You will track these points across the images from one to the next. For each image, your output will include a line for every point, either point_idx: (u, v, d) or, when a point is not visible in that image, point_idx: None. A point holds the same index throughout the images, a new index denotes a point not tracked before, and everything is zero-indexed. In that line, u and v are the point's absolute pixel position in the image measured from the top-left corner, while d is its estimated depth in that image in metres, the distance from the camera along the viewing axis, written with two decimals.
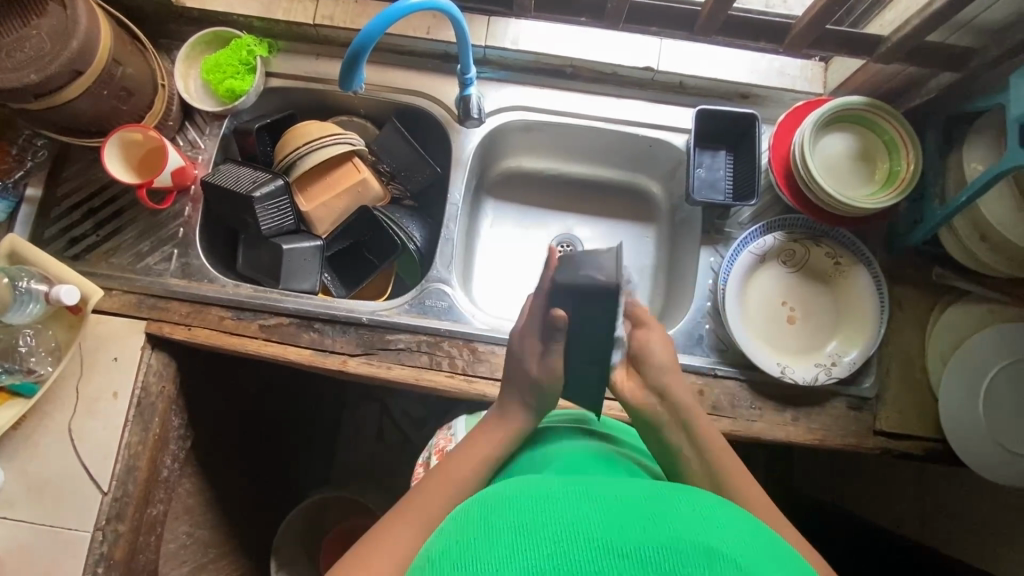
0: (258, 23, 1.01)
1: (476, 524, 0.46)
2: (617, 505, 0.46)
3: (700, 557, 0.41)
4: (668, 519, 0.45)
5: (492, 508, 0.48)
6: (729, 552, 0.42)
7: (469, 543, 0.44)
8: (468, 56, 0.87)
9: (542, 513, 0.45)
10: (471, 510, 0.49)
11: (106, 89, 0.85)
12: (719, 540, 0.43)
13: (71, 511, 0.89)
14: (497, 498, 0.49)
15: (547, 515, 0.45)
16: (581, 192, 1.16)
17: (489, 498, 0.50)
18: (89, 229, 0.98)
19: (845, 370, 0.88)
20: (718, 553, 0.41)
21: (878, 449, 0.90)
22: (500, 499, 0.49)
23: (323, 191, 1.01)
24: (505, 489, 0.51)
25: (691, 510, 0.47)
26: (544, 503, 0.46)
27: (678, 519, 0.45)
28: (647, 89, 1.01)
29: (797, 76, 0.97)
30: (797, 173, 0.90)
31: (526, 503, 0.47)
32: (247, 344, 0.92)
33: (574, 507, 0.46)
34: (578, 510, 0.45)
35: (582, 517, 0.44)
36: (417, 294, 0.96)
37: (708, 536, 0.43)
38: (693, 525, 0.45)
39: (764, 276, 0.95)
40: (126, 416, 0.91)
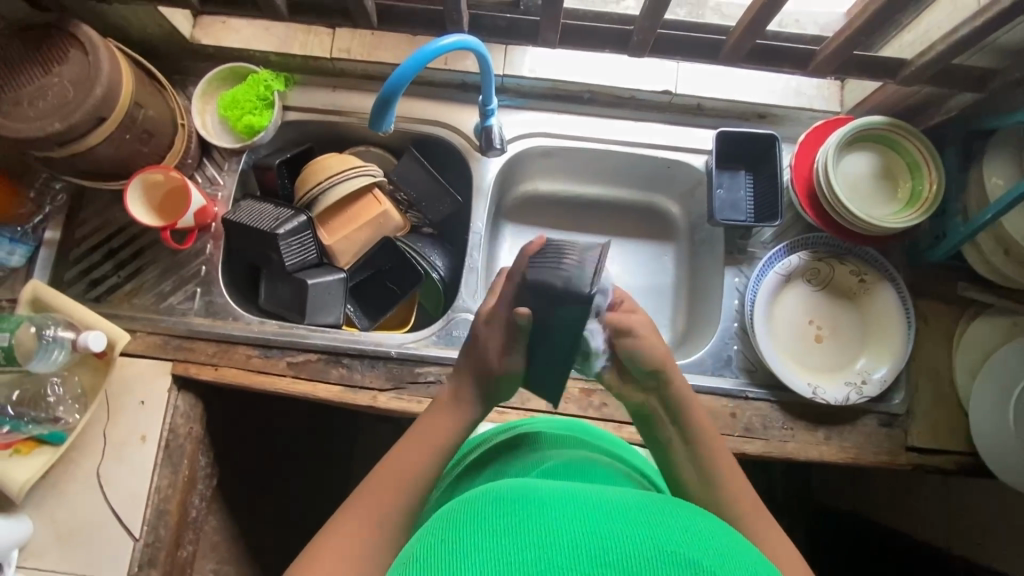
0: (275, 58, 1.01)
1: (452, 532, 0.43)
2: (604, 513, 0.44)
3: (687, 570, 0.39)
4: (656, 529, 0.43)
5: (469, 514, 0.45)
6: (718, 564, 0.40)
7: (448, 543, 0.42)
8: (491, 88, 0.87)
9: (524, 519, 0.43)
10: (448, 517, 0.47)
11: (129, 133, 0.84)
12: (706, 553, 0.41)
13: (102, 558, 0.88)
14: (476, 503, 0.47)
15: (528, 522, 0.42)
16: (598, 214, 1.17)
17: (467, 503, 0.48)
18: (110, 270, 0.98)
19: (876, 388, 0.89)
20: (705, 564, 0.40)
21: (911, 464, 0.91)
22: (480, 503, 0.47)
23: (345, 223, 1.01)
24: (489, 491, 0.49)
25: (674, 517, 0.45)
26: (527, 509, 0.44)
27: (666, 527, 0.43)
28: (665, 112, 1.02)
29: (814, 95, 0.98)
30: (833, 189, 0.87)
31: (508, 508, 0.45)
32: (275, 382, 0.92)
33: (557, 513, 0.43)
34: (564, 516, 0.43)
35: (565, 524, 0.42)
36: (444, 325, 0.95)
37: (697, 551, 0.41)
38: (680, 535, 0.43)
39: (789, 295, 0.95)
40: (155, 459, 0.90)
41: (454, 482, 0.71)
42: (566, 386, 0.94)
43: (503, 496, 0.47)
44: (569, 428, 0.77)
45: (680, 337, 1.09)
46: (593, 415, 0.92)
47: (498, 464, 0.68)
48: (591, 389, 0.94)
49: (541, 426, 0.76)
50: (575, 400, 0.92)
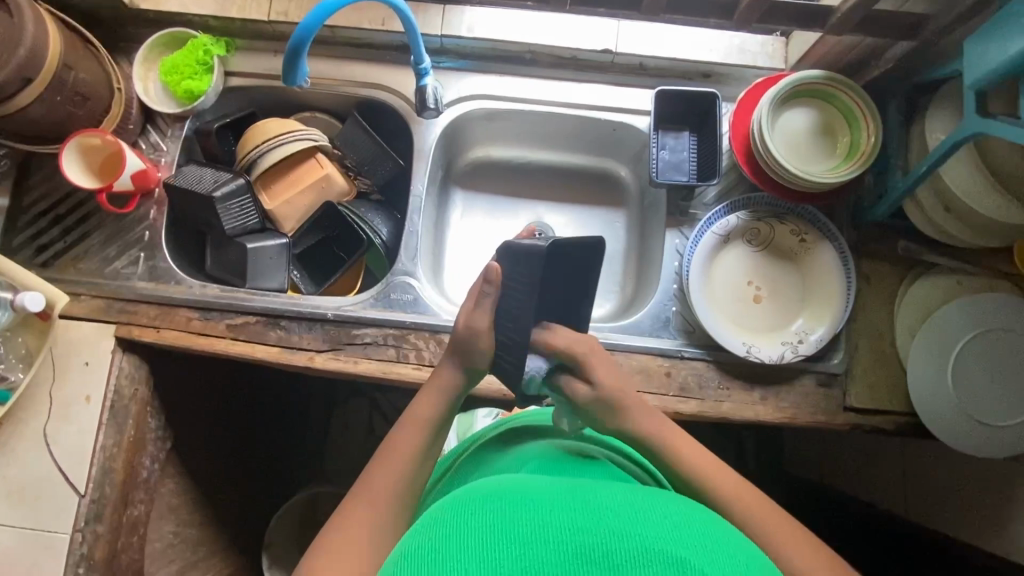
0: (214, 23, 1.01)
1: (448, 525, 0.45)
2: (593, 508, 0.45)
3: (672, 568, 0.39)
4: (645, 525, 0.43)
5: (463, 509, 0.47)
6: (704, 559, 0.41)
7: (438, 541, 0.43)
8: (420, 46, 0.86)
9: (513, 512, 0.45)
10: (445, 511, 0.48)
11: (59, 95, 0.84)
12: (692, 548, 0.42)
13: (50, 514, 0.90)
14: (471, 499, 0.49)
15: (514, 518, 0.44)
16: (550, 180, 1.16)
17: (455, 505, 0.49)
18: (56, 235, 0.99)
19: (812, 348, 0.88)
20: (693, 562, 0.40)
21: (848, 424, 0.90)
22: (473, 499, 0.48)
23: (286, 188, 1.01)
24: (476, 490, 0.51)
25: (661, 513, 0.46)
26: (511, 506, 0.46)
27: (654, 523, 0.44)
28: (607, 72, 1.00)
29: (758, 52, 0.96)
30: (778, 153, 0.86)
31: (497, 505, 0.46)
32: (214, 344, 0.93)
33: (543, 509, 0.45)
34: (553, 512, 0.44)
35: (552, 521, 0.43)
36: (382, 288, 0.96)
37: (687, 545, 0.42)
38: (665, 530, 0.43)
39: (728, 255, 0.94)
40: (100, 419, 0.92)
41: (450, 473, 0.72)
42: None
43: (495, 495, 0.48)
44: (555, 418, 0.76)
45: (628, 302, 1.08)
46: None
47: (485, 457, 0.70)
48: None
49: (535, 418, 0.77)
50: None
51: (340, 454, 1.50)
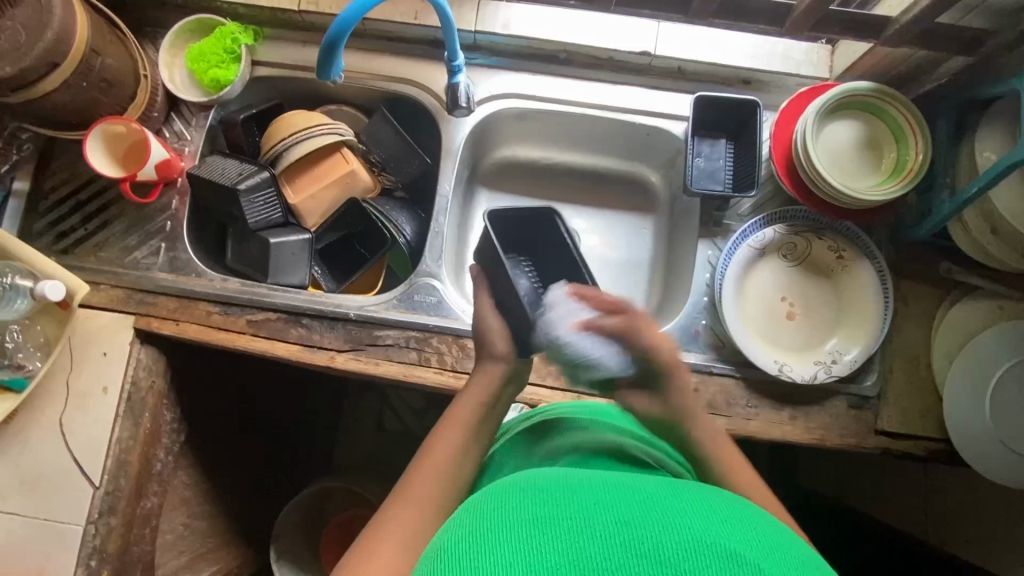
0: (243, 10, 0.98)
1: (489, 520, 0.44)
2: (639, 500, 0.44)
3: (726, 562, 0.38)
4: (695, 516, 0.42)
5: (503, 502, 0.46)
6: (760, 557, 0.39)
7: (478, 535, 0.42)
8: (456, 43, 0.84)
9: (555, 507, 0.43)
10: (486, 503, 0.47)
11: (85, 80, 0.83)
12: (744, 542, 0.40)
13: (63, 504, 0.90)
14: (512, 491, 0.47)
15: (558, 511, 0.43)
16: (578, 183, 1.13)
17: (494, 496, 0.48)
18: (78, 223, 0.98)
19: (846, 369, 0.85)
20: (748, 556, 0.38)
21: (879, 448, 0.87)
22: (514, 491, 0.47)
23: (311, 183, 0.99)
24: (517, 480, 0.50)
25: (710, 505, 0.44)
26: (552, 498, 0.44)
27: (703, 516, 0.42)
28: (644, 75, 0.97)
29: (802, 60, 0.93)
30: (818, 151, 0.85)
31: (539, 498, 0.45)
32: (234, 339, 0.91)
33: (586, 503, 0.43)
34: (596, 506, 0.43)
35: (597, 516, 0.42)
36: (406, 289, 0.94)
37: (738, 538, 0.40)
38: (714, 522, 0.42)
39: (763, 270, 0.91)
40: (116, 411, 0.91)
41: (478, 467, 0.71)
42: None
43: (534, 488, 0.47)
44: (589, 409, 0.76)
45: (654, 312, 1.06)
46: (552, 384, 0.89)
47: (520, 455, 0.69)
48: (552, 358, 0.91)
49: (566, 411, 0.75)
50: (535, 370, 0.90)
51: (350, 449, 1.49)
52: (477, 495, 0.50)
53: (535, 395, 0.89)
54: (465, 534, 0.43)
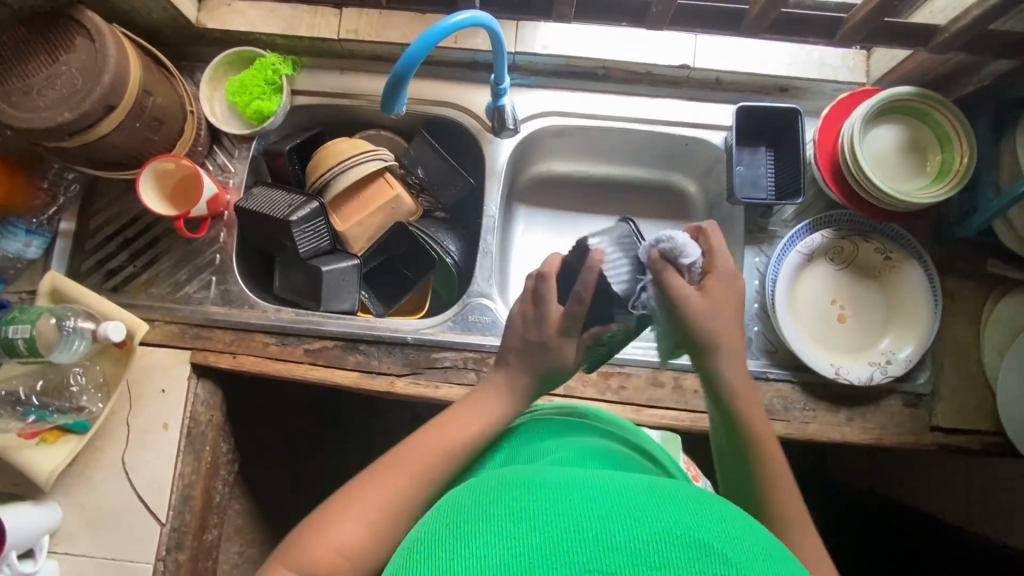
0: (281, 41, 0.99)
1: (466, 515, 0.42)
2: (610, 495, 0.43)
3: (696, 553, 0.37)
4: (666, 509, 0.41)
5: (477, 498, 0.45)
6: (732, 548, 0.38)
7: (452, 528, 0.41)
8: (503, 66, 0.84)
9: (534, 499, 0.42)
10: (466, 499, 0.46)
11: (138, 121, 0.83)
12: (718, 533, 0.39)
13: (131, 543, 0.90)
14: (493, 489, 0.46)
15: (535, 503, 0.41)
16: (613, 194, 1.14)
17: (472, 492, 0.47)
18: (126, 260, 0.98)
19: (901, 368, 0.87)
20: (718, 547, 0.37)
21: (936, 445, 0.89)
22: (494, 489, 0.46)
23: (356, 209, 1.00)
24: (497, 479, 0.48)
25: (686, 499, 0.43)
26: (526, 492, 0.43)
27: (676, 509, 0.41)
28: (681, 87, 0.99)
29: (838, 66, 0.94)
30: (862, 150, 0.87)
31: (517, 491, 0.44)
32: (292, 369, 0.92)
33: (562, 497, 0.42)
34: (570, 499, 0.42)
35: (570, 510, 0.40)
36: (459, 310, 0.95)
37: (710, 531, 0.39)
38: (685, 513, 0.40)
39: (812, 274, 0.93)
40: (177, 447, 0.92)
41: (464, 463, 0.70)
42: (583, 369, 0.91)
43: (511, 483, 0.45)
44: (576, 411, 0.76)
45: None
46: (610, 398, 0.90)
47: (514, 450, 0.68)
48: (609, 372, 0.92)
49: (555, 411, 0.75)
50: (593, 385, 0.91)
51: None
52: (455, 494, 0.49)
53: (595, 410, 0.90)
54: (441, 528, 0.42)
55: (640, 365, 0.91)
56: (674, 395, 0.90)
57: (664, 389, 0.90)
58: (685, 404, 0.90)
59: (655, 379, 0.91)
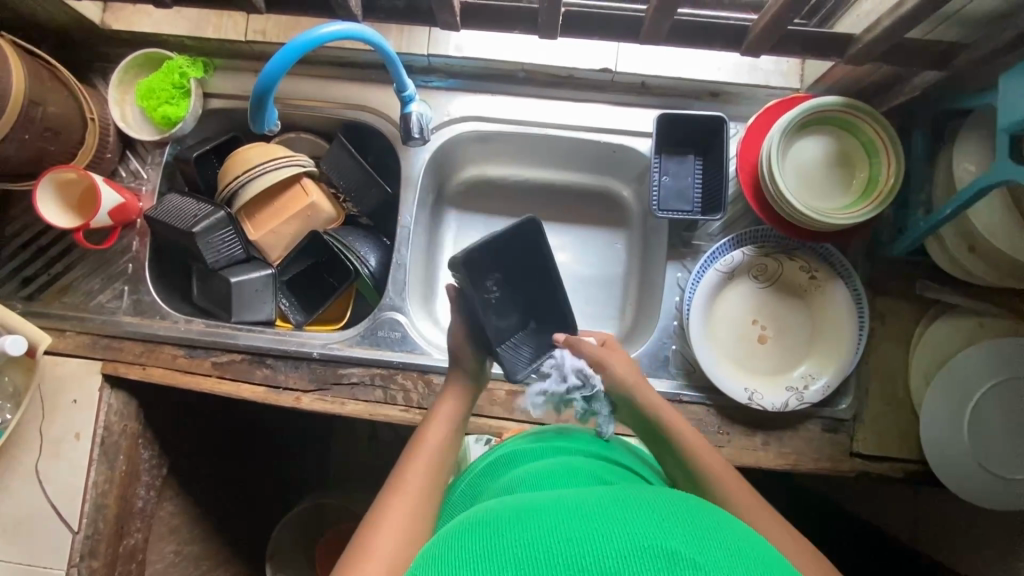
0: (190, 42, 0.95)
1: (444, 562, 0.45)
2: (574, 514, 0.45)
3: (664, 561, 0.40)
4: (631, 522, 0.44)
5: (448, 549, 0.46)
6: (695, 548, 0.42)
7: None
8: (402, 73, 0.80)
9: (497, 542, 0.44)
10: (439, 547, 0.48)
11: (28, 132, 0.81)
12: (682, 539, 0.42)
13: (43, 550, 0.91)
14: (464, 531, 0.48)
15: (503, 544, 0.44)
16: (547, 200, 1.11)
17: (441, 542, 0.48)
18: (40, 268, 0.97)
19: (818, 395, 0.83)
20: (684, 552, 0.41)
21: (855, 472, 0.86)
22: (464, 531, 0.48)
23: (271, 217, 0.97)
24: (463, 523, 0.50)
25: (648, 508, 0.46)
26: (495, 531, 0.46)
27: (639, 521, 0.44)
28: (607, 91, 0.93)
29: (772, 70, 0.88)
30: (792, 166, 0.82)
31: (483, 532, 0.46)
32: (200, 382, 0.91)
33: (530, 525, 0.45)
34: (534, 529, 0.44)
35: (534, 539, 0.43)
36: (370, 325, 0.92)
37: (678, 537, 0.43)
38: (652, 523, 0.44)
39: (732, 293, 0.88)
40: (90, 457, 0.92)
41: (450, 505, 0.68)
42: (492, 388, 0.89)
43: (479, 524, 0.48)
44: (542, 434, 0.72)
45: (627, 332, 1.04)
46: (519, 417, 0.88)
47: (483, 487, 0.66)
48: (519, 391, 0.89)
49: (522, 438, 0.73)
50: (502, 403, 0.89)
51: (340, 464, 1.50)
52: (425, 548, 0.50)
53: (503, 430, 0.88)
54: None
55: None
56: None
57: (574, 409, 0.88)
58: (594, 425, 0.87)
59: None
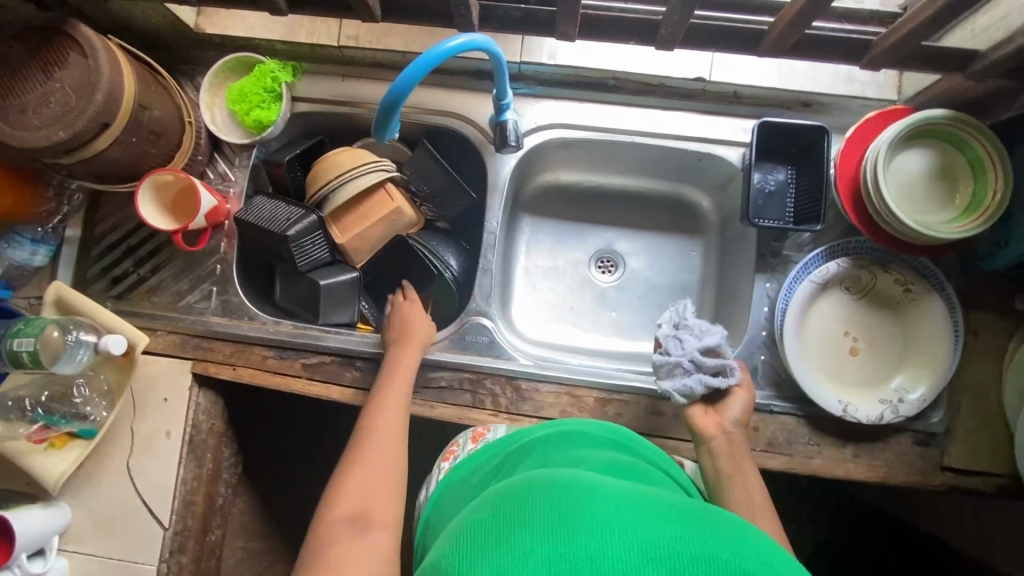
0: (281, 47, 0.96)
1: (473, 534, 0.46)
2: (649, 509, 0.46)
3: None
4: (707, 534, 0.43)
5: (519, 502, 0.47)
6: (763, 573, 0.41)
7: (497, 537, 0.44)
8: (506, 83, 0.80)
9: (573, 506, 0.45)
10: (473, 517, 0.50)
11: (135, 135, 0.82)
12: (752, 560, 0.41)
13: (136, 545, 0.93)
14: (491, 505, 0.49)
15: (579, 509, 0.44)
16: (621, 206, 1.11)
17: (511, 499, 0.49)
18: (130, 267, 0.99)
19: (913, 409, 0.82)
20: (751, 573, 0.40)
21: (946, 486, 0.85)
22: (491, 505, 0.49)
23: (357, 222, 0.97)
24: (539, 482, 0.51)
25: (719, 522, 0.45)
26: (575, 497, 0.46)
27: (709, 532, 0.43)
28: (696, 100, 0.93)
29: (868, 82, 0.88)
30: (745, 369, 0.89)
31: (557, 499, 0.46)
32: (290, 383, 0.92)
33: (608, 503, 0.45)
34: (611, 507, 0.45)
35: (609, 514, 0.44)
36: (457, 329, 0.94)
37: (750, 557, 0.42)
38: (723, 536, 0.43)
39: (824, 303, 0.88)
40: (180, 454, 0.93)
41: (486, 472, 0.70)
42: (580, 395, 0.90)
43: (510, 498, 0.49)
44: (597, 429, 0.75)
45: None
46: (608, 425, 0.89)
47: (535, 460, 0.65)
48: (607, 399, 0.90)
49: (575, 424, 0.74)
50: (591, 410, 0.89)
51: None
52: (491, 499, 0.51)
53: None
54: (449, 551, 0.46)
55: (639, 393, 0.90)
56: (672, 424, 0.88)
57: (664, 418, 0.88)
58: (682, 434, 0.88)
59: (654, 408, 0.89)
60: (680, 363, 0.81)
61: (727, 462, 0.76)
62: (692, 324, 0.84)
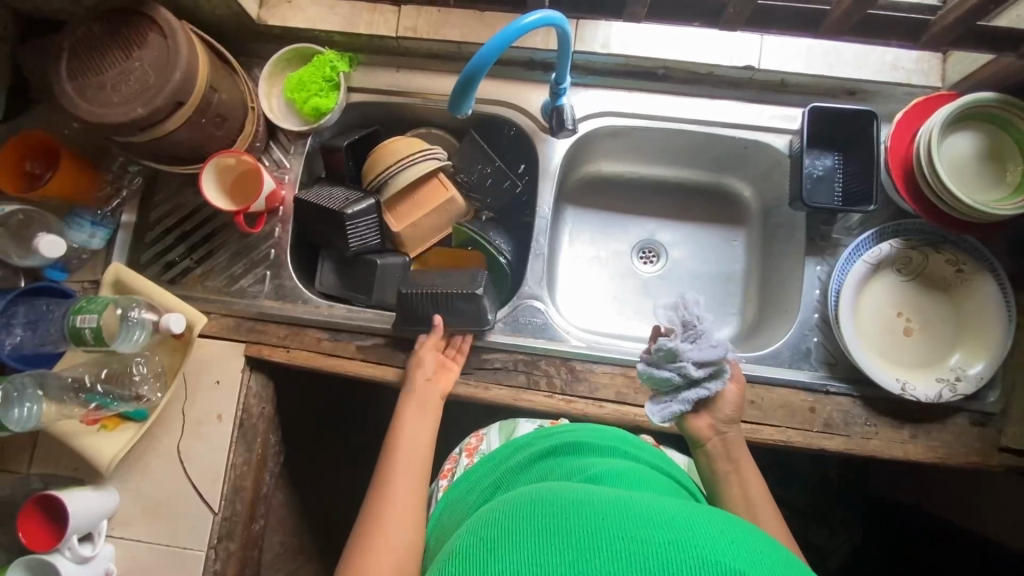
0: (339, 38, 0.99)
1: (452, 559, 0.46)
2: (644, 518, 0.45)
3: None
4: (704, 537, 0.44)
5: (515, 518, 0.48)
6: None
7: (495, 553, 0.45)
8: (566, 66, 0.83)
9: (567, 520, 0.45)
10: (462, 538, 0.50)
11: (204, 117, 0.84)
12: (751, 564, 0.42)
13: (184, 531, 0.91)
14: (482, 525, 0.50)
15: (573, 525, 0.45)
16: (662, 197, 1.13)
17: (505, 513, 0.49)
18: (182, 253, 1.00)
19: (972, 387, 0.83)
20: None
21: (1005, 466, 0.85)
22: (480, 525, 0.50)
23: (412, 209, 0.99)
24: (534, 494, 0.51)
25: (719, 525, 0.46)
26: (568, 511, 0.46)
27: (707, 537, 0.43)
28: (743, 89, 0.96)
29: (913, 69, 0.91)
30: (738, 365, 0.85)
31: (549, 515, 0.46)
32: (344, 365, 0.93)
33: (602, 514, 0.46)
34: (605, 519, 0.45)
35: (607, 526, 0.44)
36: (510, 312, 0.94)
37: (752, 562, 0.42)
38: (723, 540, 0.44)
39: (876, 285, 0.90)
40: (231, 437, 0.93)
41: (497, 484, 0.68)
42: (635, 376, 0.90)
43: (492, 520, 0.49)
44: (604, 433, 0.72)
45: (751, 327, 1.04)
46: None
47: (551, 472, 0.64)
48: None
49: (579, 431, 0.71)
50: (647, 391, 0.89)
51: None
52: (490, 510, 0.52)
53: (647, 418, 0.88)
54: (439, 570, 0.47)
55: None
56: None
57: None
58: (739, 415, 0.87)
59: None
60: (671, 378, 0.76)
61: (723, 462, 0.76)
62: (696, 331, 0.76)
